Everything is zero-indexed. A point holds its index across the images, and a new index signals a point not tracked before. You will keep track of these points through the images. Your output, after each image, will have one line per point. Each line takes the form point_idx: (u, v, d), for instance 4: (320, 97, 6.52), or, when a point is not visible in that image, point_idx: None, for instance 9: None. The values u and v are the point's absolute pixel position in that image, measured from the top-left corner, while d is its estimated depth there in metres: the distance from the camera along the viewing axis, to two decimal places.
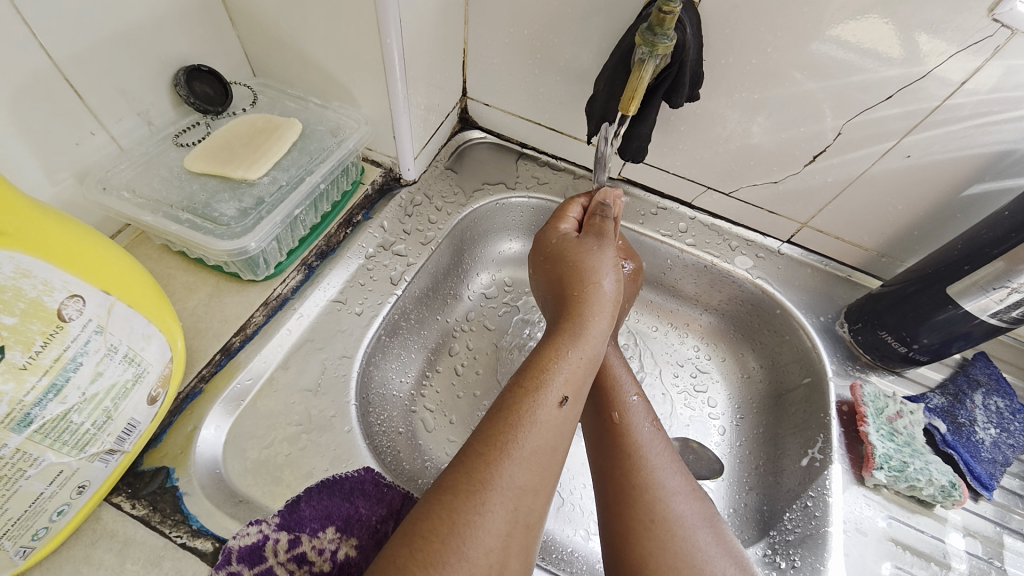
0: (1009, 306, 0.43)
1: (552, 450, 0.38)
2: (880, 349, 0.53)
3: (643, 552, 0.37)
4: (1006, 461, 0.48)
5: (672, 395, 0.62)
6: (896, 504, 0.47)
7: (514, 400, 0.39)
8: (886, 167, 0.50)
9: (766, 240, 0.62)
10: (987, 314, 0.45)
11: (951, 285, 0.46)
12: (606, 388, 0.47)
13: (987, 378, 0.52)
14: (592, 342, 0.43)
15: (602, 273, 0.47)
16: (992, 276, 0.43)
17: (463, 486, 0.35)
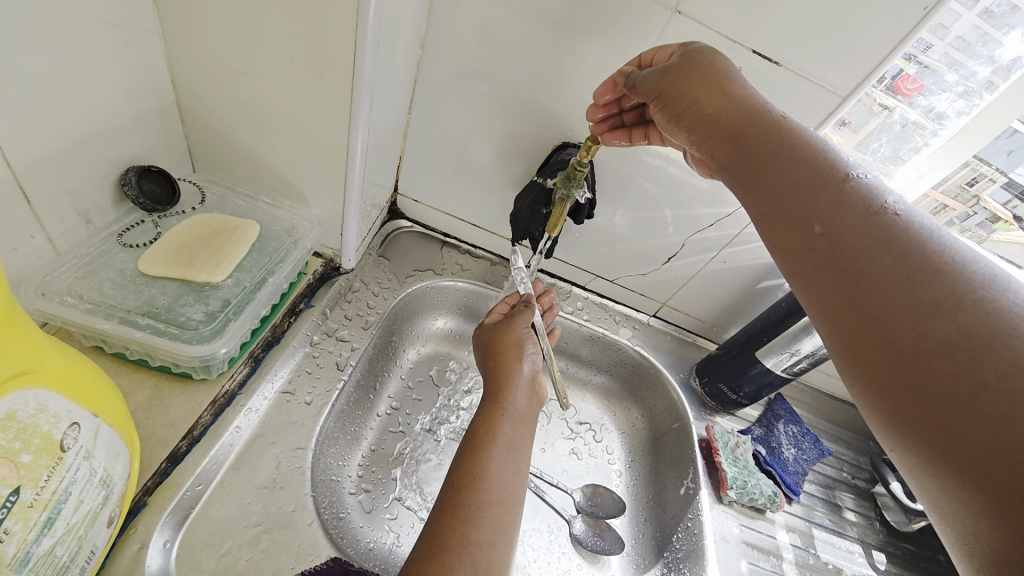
0: (791, 363, 0.65)
1: (500, 502, 0.42)
2: (719, 396, 0.72)
3: (964, 393, 0.28)
4: (803, 470, 0.69)
5: (579, 448, 0.74)
6: (743, 514, 0.63)
7: (465, 467, 0.44)
8: (713, 268, 0.71)
9: (639, 315, 0.81)
10: (780, 368, 0.66)
11: (758, 349, 0.67)
12: (806, 197, 0.36)
13: (785, 411, 0.74)
14: (517, 411, 0.50)
15: (527, 353, 0.57)
16: (780, 344, 0.64)
17: (424, 554, 0.37)
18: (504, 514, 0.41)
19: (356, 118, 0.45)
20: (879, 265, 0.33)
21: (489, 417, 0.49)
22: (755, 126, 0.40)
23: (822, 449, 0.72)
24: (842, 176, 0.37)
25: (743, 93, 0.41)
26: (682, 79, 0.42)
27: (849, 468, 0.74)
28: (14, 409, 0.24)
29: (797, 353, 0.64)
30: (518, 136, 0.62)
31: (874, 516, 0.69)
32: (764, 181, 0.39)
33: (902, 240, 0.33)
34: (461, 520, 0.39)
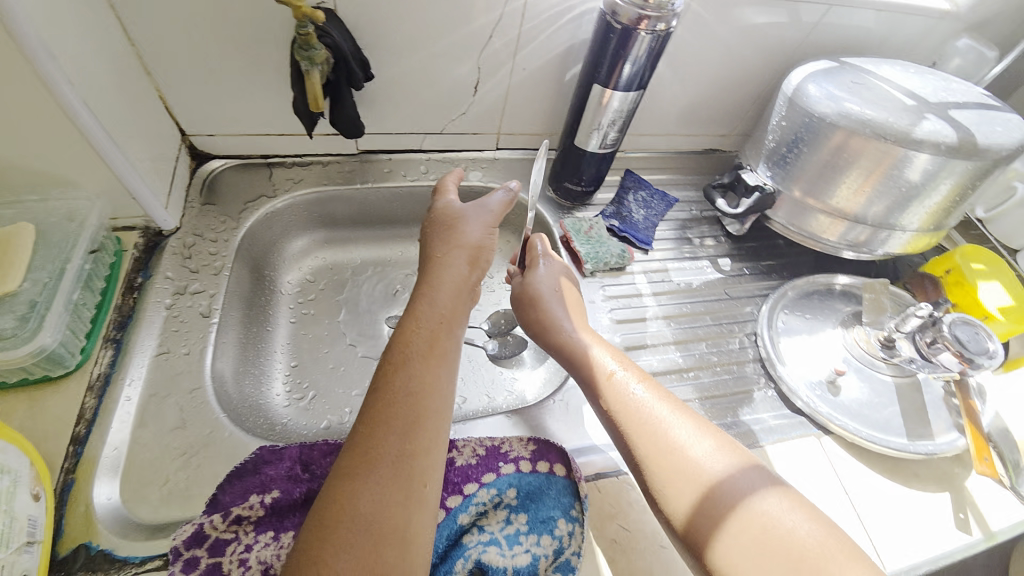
0: (602, 138, 0.68)
1: (421, 413, 0.43)
2: (568, 193, 0.79)
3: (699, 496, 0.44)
4: (651, 224, 0.80)
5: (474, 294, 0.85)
6: (606, 276, 0.74)
7: (384, 380, 0.45)
8: (519, 78, 0.71)
9: (484, 154, 0.83)
10: (596, 146, 0.70)
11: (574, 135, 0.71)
12: (593, 382, 0.54)
13: (632, 183, 0.84)
14: (445, 305, 0.52)
15: (468, 236, 0.59)
16: (586, 123, 0.67)
17: (349, 461, 0.40)
18: (432, 421, 0.43)
19: (35, 74, 0.42)
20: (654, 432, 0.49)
21: (416, 322, 0.50)
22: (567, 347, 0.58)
23: (668, 201, 0.84)
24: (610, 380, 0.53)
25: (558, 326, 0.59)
26: (528, 299, 0.63)
27: (696, 206, 0.86)
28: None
29: (601, 128, 0.67)
30: (251, 22, 0.58)
31: (720, 234, 0.83)
32: (579, 377, 0.56)
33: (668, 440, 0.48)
34: (375, 429, 0.41)
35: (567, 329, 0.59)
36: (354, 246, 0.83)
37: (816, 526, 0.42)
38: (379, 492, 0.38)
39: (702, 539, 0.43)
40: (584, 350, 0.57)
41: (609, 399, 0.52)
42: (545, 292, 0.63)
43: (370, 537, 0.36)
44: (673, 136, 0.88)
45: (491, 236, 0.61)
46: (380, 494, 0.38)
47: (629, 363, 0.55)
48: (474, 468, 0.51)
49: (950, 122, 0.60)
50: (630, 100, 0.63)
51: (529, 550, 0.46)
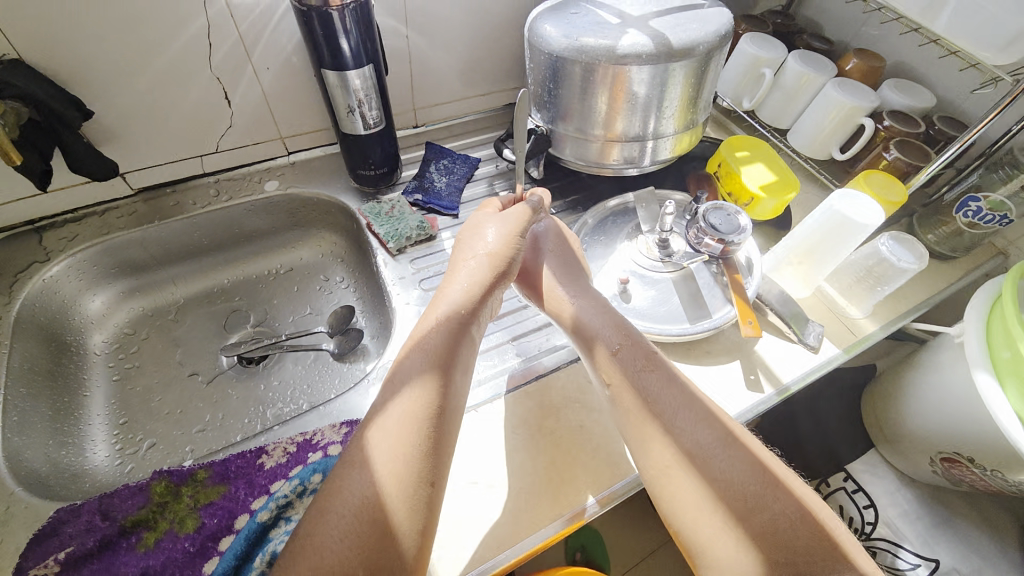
0: (361, 119, 0.69)
1: (405, 440, 0.42)
2: (366, 179, 0.81)
3: (704, 478, 0.46)
4: (455, 189, 0.83)
5: (313, 301, 0.85)
6: (416, 251, 0.74)
7: (386, 391, 0.46)
8: (268, 80, 0.71)
9: (278, 161, 0.82)
10: (361, 129, 0.71)
11: (337, 122, 0.71)
12: (595, 354, 0.56)
13: (433, 154, 0.87)
14: (440, 314, 0.53)
15: (481, 236, 0.62)
16: (338, 109, 0.68)
17: (345, 466, 0.42)
18: (430, 427, 0.44)
19: None
20: (671, 417, 0.50)
21: (430, 321, 0.52)
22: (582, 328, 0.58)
23: (470, 161, 0.87)
24: (623, 359, 0.54)
25: (567, 308, 0.60)
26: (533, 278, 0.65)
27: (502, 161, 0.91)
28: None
29: (354, 110, 0.68)
30: None
31: (525, 182, 0.88)
32: (582, 348, 0.57)
33: (680, 426, 0.49)
34: (377, 427, 0.44)
35: (568, 302, 0.60)
36: (171, 284, 0.82)
37: (806, 518, 0.44)
38: (373, 482, 0.40)
39: (693, 509, 0.45)
40: (593, 329, 0.57)
41: (608, 367, 0.54)
42: (549, 278, 0.63)
43: (363, 526, 0.38)
44: (463, 99, 0.92)
45: (510, 245, 0.61)
46: (379, 483, 0.40)
47: (637, 346, 0.55)
48: (284, 466, 0.54)
49: (642, 35, 0.65)
50: (361, 77, 0.64)
51: None
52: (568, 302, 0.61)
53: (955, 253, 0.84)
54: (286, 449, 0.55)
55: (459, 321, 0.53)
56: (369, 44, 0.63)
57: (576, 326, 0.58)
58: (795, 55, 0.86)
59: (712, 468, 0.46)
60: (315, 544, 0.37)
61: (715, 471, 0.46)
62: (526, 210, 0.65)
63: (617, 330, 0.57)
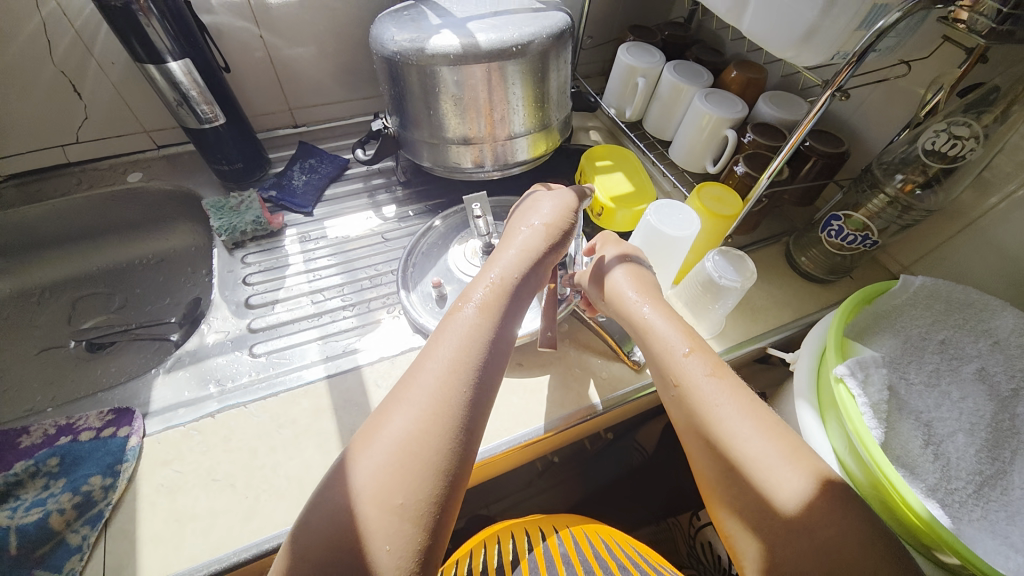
0: (196, 110, 0.71)
1: (425, 431, 0.40)
2: (220, 173, 0.81)
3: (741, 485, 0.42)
4: (312, 188, 0.84)
5: (177, 293, 0.86)
6: (253, 246, 0.76)
7: (419, 362, 0.44)
8: (115, 73, 0.74)
9: (147, 153, 0.85)
10: (200, 121, 0.73)
11: (175, 113, 0.72)
12: (662, 358, 0.49)
13: (301, 154, 0.88)
14: (496, 280, 0.50)
15: (537, 213, 0.58)
16: (171, 100, 0.70)
17: (364, 433, 0.41)
18: (452, 418, 0.41)
19: None
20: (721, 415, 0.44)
21: (478, 282, 0.50)
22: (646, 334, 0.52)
23: (337, 161, 0.88)
24: (682, 357, 0.48)
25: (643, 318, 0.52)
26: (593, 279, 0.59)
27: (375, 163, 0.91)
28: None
29: (185, 101, 0.70)
30: None
31: (393, 183, 0.88)
32: (646, 353, 0.51)
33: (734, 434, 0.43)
34: (409, 390, 0.42)
35: (633, 300, 0.53)
36: (39, 267, 0.84)
37: (828, 495, 0.40)
38: (410, 424, 0.40)
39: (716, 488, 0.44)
40: (652, 329, 0.51)
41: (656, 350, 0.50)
42: (617, 278, 0.57)
43: (392, 458, 0.38)
44: (344, 102, 0.94)
45: (565, 217, 0.58)
46: (410, 426, 0.40)
47: (706, 351, 0.49)
48: (36, 446, 0.54)
49: (454, 36, 0.65)
50: (188, 71, 0.67)
51: (45, 506, 0.48)
52: (642, 311, 0.53)
53: (832, 275, 0.78)
54: (45, 431, 0.55)
55: (513, 293, 0.50)
56: (181, 37, 0.66)
57: (646, 319, 0.52)
58: (670, 66, 0.84)
59: (763, 484, 0.41)
60: (334, 487, 0.38)
61: (764, 483, 0.41)
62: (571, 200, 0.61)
63: (688, 342, 0.49)
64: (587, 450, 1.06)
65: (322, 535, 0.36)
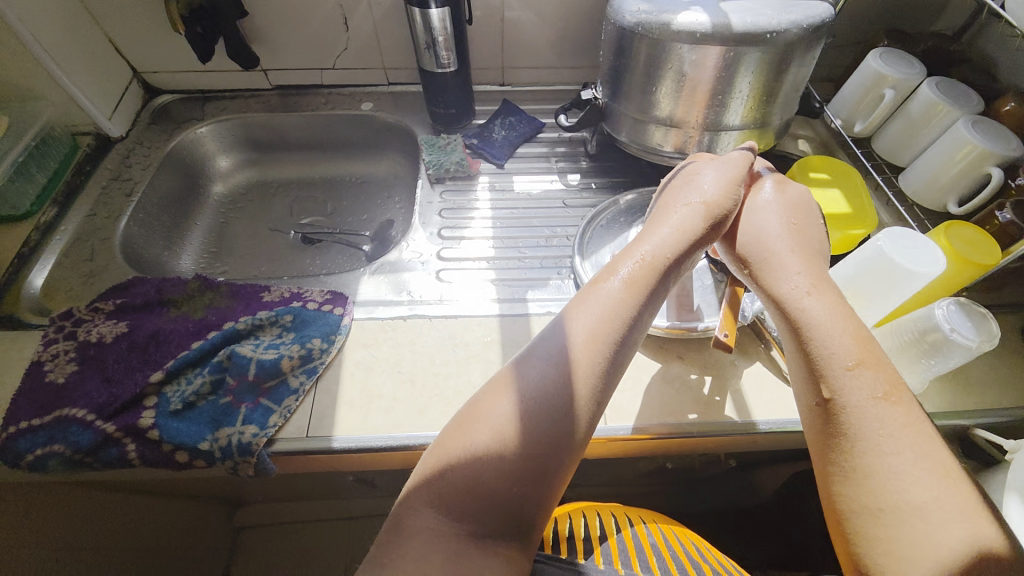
0: (440, 56, 0.80)
1: (553, 396, 0.43)
2: (436, 115, 0.91)
3: (884, 508, 0.40)
4: (508, 142, 0.89)
5: (372, 211, 0.99)
6: (451, 184, 0.84)
7: (558, 324, 0.48)
8: (378, 12, 0.85)
9: (379, 88, 0.97)
10: (439, 67, 0.81)
11: (420, 58, 0.82)
12: (818, 364, 0.46)
13: (503, 110, 0.93)
14: (648, 254, 0.50)
15: (699, 188, 0.57)
16: (421, 45, 0.79)
17: (495, 381, 0.46)
18: (586, 377, 0.44)
19: None
20: (880, 434, 0.42)
21: (626, 253, 0.52)
22: (796, 333, 0.49)
23: (534, 123, 0.92)
24: (841, 364, 0.45)
25: (798, 308, 0.49)
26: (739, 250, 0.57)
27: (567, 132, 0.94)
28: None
29: (433, 46, 0.78)
30: None
31: (580, 154, 0.90)
32: (795, 353, 0.48)
33: (892, 463, 0.41)
34: (542, 351, 0.46)
35: (788, 286, 0.51)
36: (279, 165, 1.02)
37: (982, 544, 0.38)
38: (542, 379, 0.44)
39: (835, 504, 0.42)
40: (807, 326, 0.48)
41: (801, 341, 0.48)
42: (774, 251, 0.54)
43: (523, 407, 0.43)
44: (552, 68, 0.97)
45: (728, 195, 0.55)
46: (545, 380, 0.44)
47: (879, 363, 0.45)
48: (275, 303, 0.66)
49: (705, 15, 0.63)
50: (444, 19, 0.75)
51: (279, 351, 0.59)
52: (801, 298, 0.49)
53: None
54: (282, 293, 0.68)
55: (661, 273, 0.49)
56: None
57: (799, 309, 0.49)
58: (932, 81, 0.72)
59: (911, 517, 0.39)
60: (473, 421, 0.43)
61: (914, 520, 0.39)
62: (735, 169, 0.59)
63: (857, 347, 0.46)
64: (695, 469, 1.02)
65: (460, 456, 0.42)
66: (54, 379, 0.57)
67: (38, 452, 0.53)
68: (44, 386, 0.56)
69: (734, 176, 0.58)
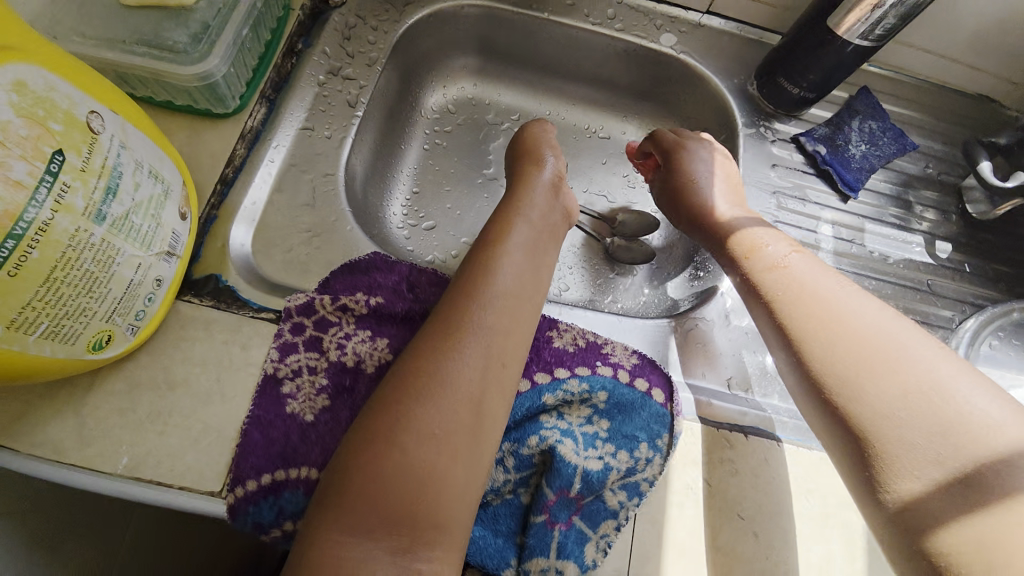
0: (873, 26, 0.52)
1: (477, 397, 0.39)
2: (780, 96, 0.62)
3: (925, 438, 0.33)
4: (869, 167, 0.61)
5: (610, 188, 0.73)
6: (784, 214, 0.60)
7: (441, 330, 0.42)
8: None
9: (689, 14, 0.67)
10: (856, 39, 0.53)
11: (830, 18, 0.53)
12: (771, 288, 0.44)
13: (864, 109, 0.64)
14: (507, 249, 0.47)
15: (545, 160, 0.58)
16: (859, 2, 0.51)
17: (408, 378, 0.39)
18: (495, 391, 0.40)
19: None
20: (881, 368, 0.36)
21: (485, 264, 0.46)
22: (773, 287, 0.44)
23: (905, 143, 0.63)
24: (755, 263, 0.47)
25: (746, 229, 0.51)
26: (692, 207, 0.56)
27: (936, 164, 0.65)
28: (22, 78, 0.28)
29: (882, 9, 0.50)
30: None
31: (953, 211, 0.63)
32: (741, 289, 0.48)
33: (930, 397, 0.34)
34: (471, 343, 0.41)
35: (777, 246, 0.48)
36: (506, 85, 0.74)
37: None
38: (471, 374, 0.40)
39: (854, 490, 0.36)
40: (762, 264, 0.47)
41: (784, 317, 0.42)
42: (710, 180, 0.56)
43: (457, 405, 0.38)
44: (943, 59, 0.65)
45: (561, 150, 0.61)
46: (473, 376, 0.40)
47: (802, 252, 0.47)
48: (570, 356, 0.47)
49: None
50: None
51: (604, 457, 0.42)
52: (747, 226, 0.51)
53: None
54: (575, 339, 0.48)
55: (534, 284, 0.47)
56: None
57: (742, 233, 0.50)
58: None
59: (950, 431, 0.33)
60: (400, 447, 0.36)
61: (949, 421, 0.33)
62: (528, 146, 0.60)
63: (809, 272, 0.44)
64: None
65: (412, 438, 0.36)
66: (298, 415, 0.41)
67: (292, 527, 0.39)
68: (290, 424, 0.41)
69: (563, 190, 0.57)
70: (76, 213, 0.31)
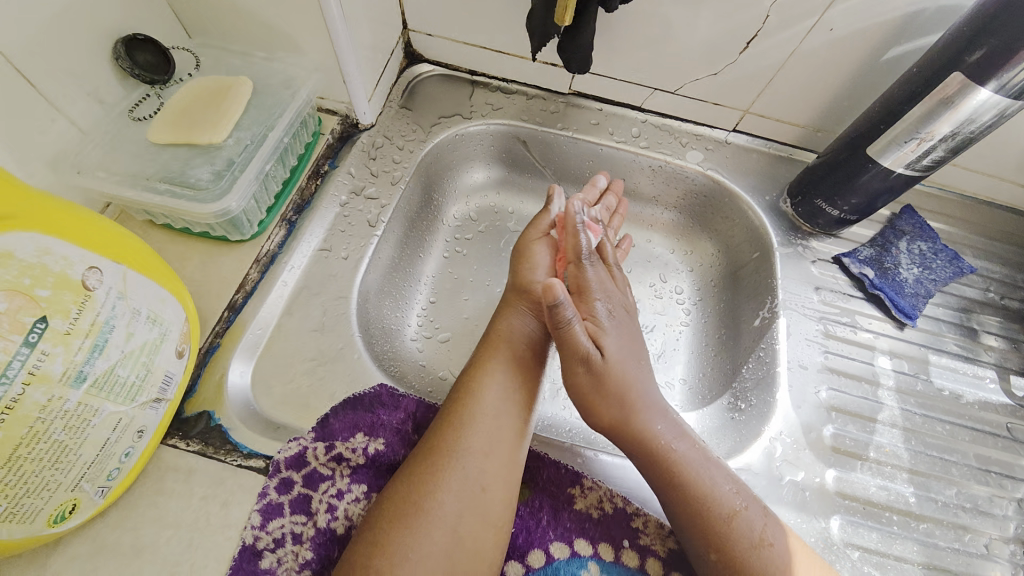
0: (921, 155, 0.49)
1: (463, 536, 0.35)
2: (817, 216, 0.59)
3: None
4: (926, 292, 0.56)
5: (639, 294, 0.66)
6: (834, 343, 0.54)
7: (429, 451, 0.38)
8: (814, 42, 0.53)
9: (714, 132, 0.66)
10: (902, 167, 0.51)
11: (872, 146, 0.51)
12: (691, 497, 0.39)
13: (911, 227, 0.59)
14: (486, 402, 0.41)
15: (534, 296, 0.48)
16: (904, 131, 0.48)
17: (391, 508, 0.36)
18: (480, 530, 0.36)
19: None
20: None
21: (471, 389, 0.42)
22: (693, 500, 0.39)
23: (962, 266, 0.57)
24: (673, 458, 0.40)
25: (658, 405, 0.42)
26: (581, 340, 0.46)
27: (997, 288, 0.59)
28: (13, 248, 0.27)
29: (930, 139, 0.47)
30: None
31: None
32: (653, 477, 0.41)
33: None
34: (457, 473, 0.37)
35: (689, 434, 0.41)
36: (529, 194, 0.74)
37: None
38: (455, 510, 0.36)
39: None
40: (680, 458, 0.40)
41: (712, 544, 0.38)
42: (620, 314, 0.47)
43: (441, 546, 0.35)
44: (988, 180, 0.61)
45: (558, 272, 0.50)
46: (461, 511, 0.36)
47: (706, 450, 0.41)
48: (593, 525, 0.40)
49: None
50: (997, 114, 0.45)
51: None
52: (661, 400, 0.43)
53: None
54: (600, 502, 0.41)
55: (521, 424, 0.41)
56: None
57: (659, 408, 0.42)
58: None
59: None
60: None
61: None
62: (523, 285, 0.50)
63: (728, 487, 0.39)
64: None
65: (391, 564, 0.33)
66: None
67: None
68: None
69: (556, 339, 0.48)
70: (50, 381, 0.28)
